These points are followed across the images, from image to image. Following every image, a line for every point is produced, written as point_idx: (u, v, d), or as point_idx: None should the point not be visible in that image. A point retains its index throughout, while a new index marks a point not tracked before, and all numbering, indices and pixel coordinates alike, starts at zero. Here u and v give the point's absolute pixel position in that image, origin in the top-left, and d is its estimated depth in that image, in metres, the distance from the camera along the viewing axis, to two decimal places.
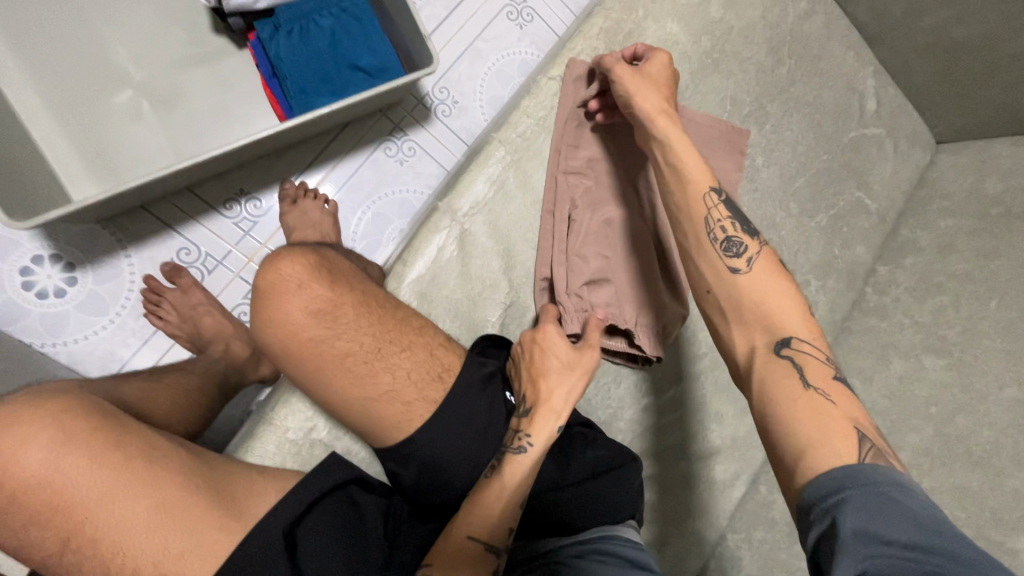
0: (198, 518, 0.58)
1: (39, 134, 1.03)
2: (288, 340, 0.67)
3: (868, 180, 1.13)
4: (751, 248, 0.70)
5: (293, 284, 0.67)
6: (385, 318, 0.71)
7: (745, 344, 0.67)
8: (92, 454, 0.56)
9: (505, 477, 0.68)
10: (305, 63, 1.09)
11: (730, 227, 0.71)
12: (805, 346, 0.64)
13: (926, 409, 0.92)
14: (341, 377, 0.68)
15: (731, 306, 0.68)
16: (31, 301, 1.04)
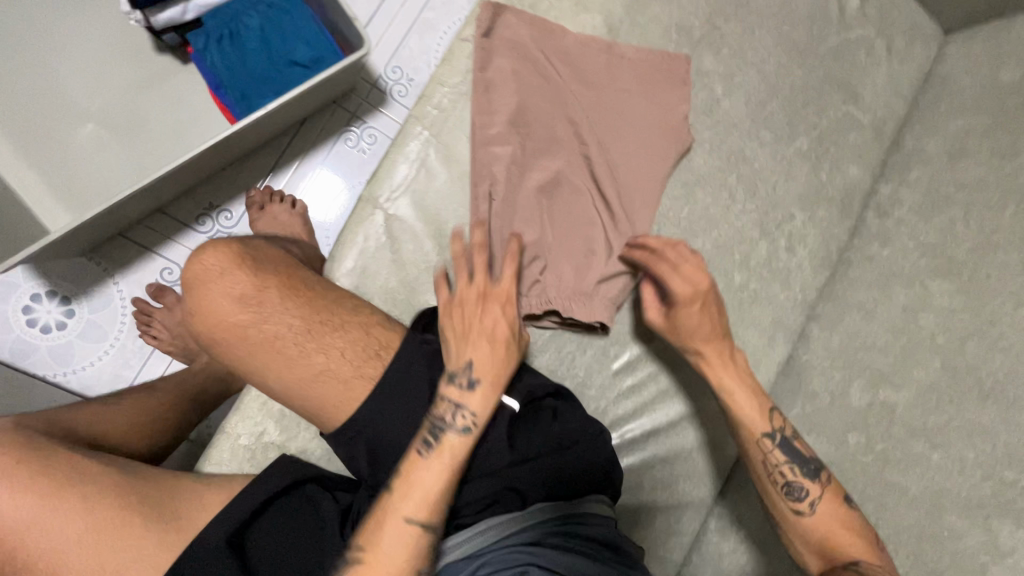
0: (134, 535, 0.62)
1: (11, 176, 1.07)
2: (212, 326, 0.66)
3: (858, 89, 1.00)
4: (814, 492, 0.72)
5: (214, 271, 0.65)
6: (314, 300, 0.68)
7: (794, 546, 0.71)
8: (29, 483, 0.62)
9: (445, 457, 0.65)
10: (243, 67, 1.08)
11: (790, 473, 0.73)
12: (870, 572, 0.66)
13: (933, 340, 0.82)
14: (274, 359, 0.66)
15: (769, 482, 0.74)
16: (37, 336, 1.12)
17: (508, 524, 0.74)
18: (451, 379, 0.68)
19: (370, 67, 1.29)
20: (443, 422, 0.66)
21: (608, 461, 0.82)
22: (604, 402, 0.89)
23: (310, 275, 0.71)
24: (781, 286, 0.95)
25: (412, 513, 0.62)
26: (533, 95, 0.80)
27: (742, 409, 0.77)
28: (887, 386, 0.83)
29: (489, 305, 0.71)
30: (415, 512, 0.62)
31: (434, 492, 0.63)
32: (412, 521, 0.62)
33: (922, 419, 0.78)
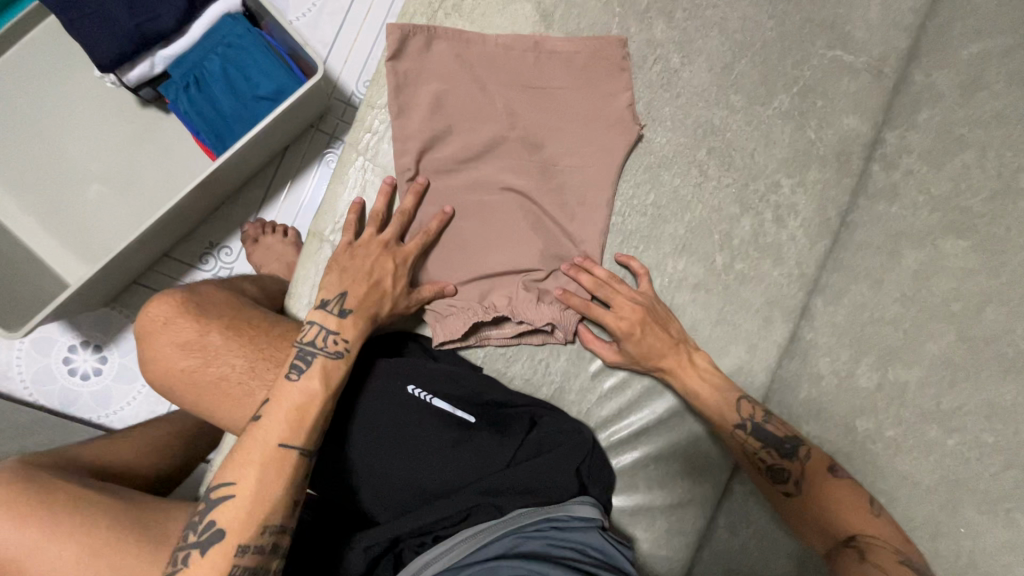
0: (126, 555, 0.67)
1: (30, 240, 1.17)
2: (166, 378, 0.72)
3: (845, 29, 0.88)
4: (796, 471, 0.73)
5: (160, 323, 0.71)
6: (258, 339, 0.73)
7: (816, 537, 0.70)
8: (25, 517, 0.66)
9: (312, 382, 0.68)
10: (213, 109, 1.12)
11: (769, 456, 0.76)
12: (873, 542, 0.65)
13: (947, 309, 0.72)
14: (224, 402, 0.71)
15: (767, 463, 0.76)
16: (79, 383, 1.23)
17: (481, 534, 0.70)
18: (324, 306, 0.72)
19: (342, 85, 1.30)
20: (313, 344, 0.70)
21: (590, 465, 0.80)
22: (586, 404, 0.87)
23: (257, 315, 0.76)
24: (772, 262, 0.87)
25: (280, 440, 0.65)
26: (465, 108, 0.79)
27: (710, 407, 0.80)
28: (896, 363, 0.74)
29: (368, 247, 0.74)
30: (282, 439, 0.65)
31: (304, 420, 0.67)
32: (281, 444, 0.65)
33: (936, 400, 0.69)
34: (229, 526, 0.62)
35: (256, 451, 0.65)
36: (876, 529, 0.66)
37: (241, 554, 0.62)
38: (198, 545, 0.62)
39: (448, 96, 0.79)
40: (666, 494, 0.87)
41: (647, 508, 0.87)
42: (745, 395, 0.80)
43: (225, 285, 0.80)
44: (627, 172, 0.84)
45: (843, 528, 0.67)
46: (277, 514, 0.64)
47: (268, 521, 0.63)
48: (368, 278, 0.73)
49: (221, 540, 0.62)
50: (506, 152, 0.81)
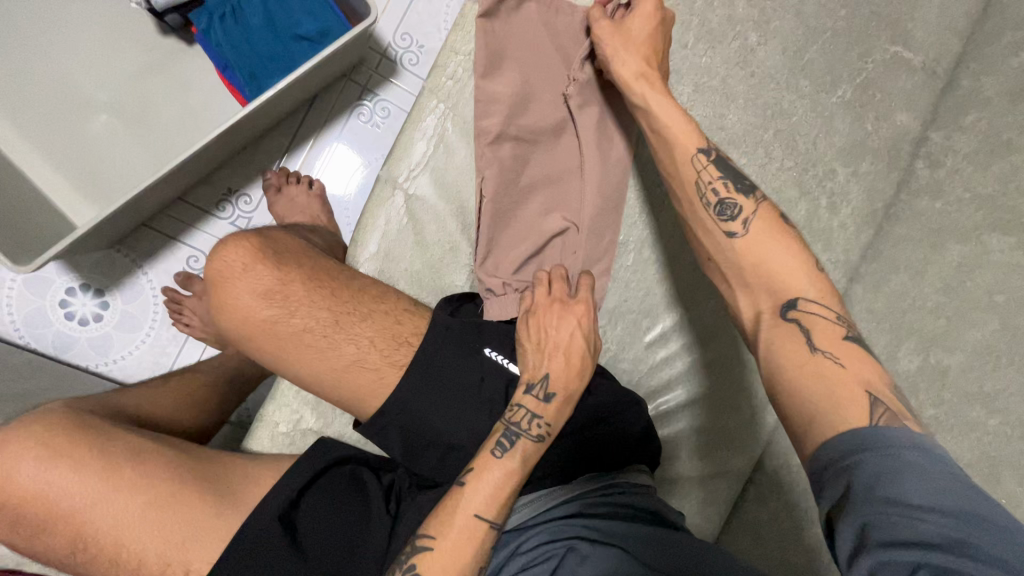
0: (191, 509, 0.64)
1: (30, 169, 1.07)
2: (240, 324, 0.67)
3: (907, 27, 0.91)
4: (747, 209, 0.66)
5: (239, 268, 0.66)
6: (339, 291, 0.69)
7: (749, 310, 0.64)
8: (82, 464, 0.62)
9: (518, 459, 0.65)
10: (249, 46, 1.06)
11: (722, 188, 0.67)
12: (812, 307, 0.60)
13: (990, 299, 0.77)
14: (304, 354, 0.67)
15: (731, 271, 0.66)
16: (75, 329, 1.14)
17: (542, 499, 0.74)
18: (529, 388, 0.67)
19: (378, 35, 1.24)
20: (518, 425, 0.66)
21: (650, 434, 0.81)
22: (637, 374, 0.89)
23: (334, 266, 0.71)
24: (822, 248, 0.90)
25: (480, 508, 0.62)
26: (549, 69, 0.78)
27: (705, 225, 0.67)
28: (939, 348, 0.79)
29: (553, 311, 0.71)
30: (478, 509, 0.62)
31: (501, 494, 0.63)
32: (477, 514, 0.62)
33: (979, 383, 0.75)
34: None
35: (456, 514, 0.62)
36: (824, 295, 0.61)
37: None
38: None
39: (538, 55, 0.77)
40: (705, 465, 0.90)
41: (685, 478, 0.90)
42: (762, 196, 0.67)
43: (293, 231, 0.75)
44: None
45: (786, 290, 0.62)
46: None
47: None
48: (565, 351, 0.69)
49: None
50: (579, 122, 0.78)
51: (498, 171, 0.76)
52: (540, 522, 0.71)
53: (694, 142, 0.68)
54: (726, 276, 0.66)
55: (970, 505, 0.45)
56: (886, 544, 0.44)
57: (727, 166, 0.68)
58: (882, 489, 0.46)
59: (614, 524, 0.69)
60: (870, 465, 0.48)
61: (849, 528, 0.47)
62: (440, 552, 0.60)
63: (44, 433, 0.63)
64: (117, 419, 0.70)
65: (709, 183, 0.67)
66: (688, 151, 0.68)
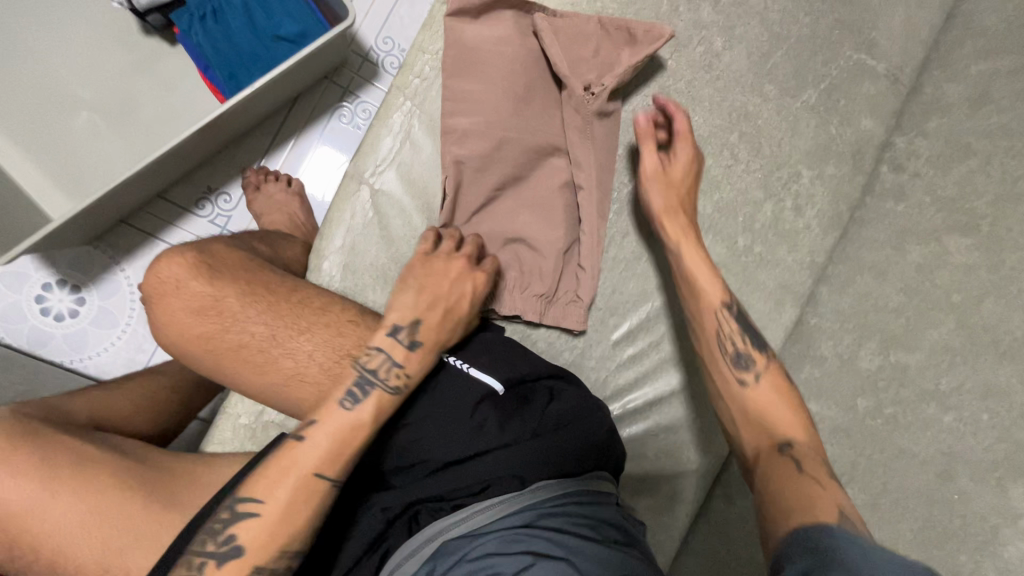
0: (133, 513, 0.62)
1: (11, 165, 1.08)
2: (178, 339, 0.67)
3: (871, 35, 0.93)
4: (760, 363, 0.74)
5: (171, 285, 0.66)
6: (278, 304, 0.68)
7: (752, 446, 0.70)
8: (30, 470, 0.61)
9: (376, 408, 0.65)
10: (229, 45, 1.07)
11: (739, 343, 0.75)
12: (802, 450, 0.67)
13: (948, 300, 0.78)
14: (241, 367, 0.67)
15: (743, 415, 0.72)
16: (50, 324, 1.14)
17: (503, 504, 0.70)
18: (394, 332, 0.67)
19: (360, 38, 1.26)
20: (374, 372, 0.66)
21: (613, 438, 0.80)
22: (604, 372, 0.89)
23: (273, 276, 0.70)
24: (787, 249, 0.91)
25: (321, 466, 0.62)
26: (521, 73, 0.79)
27: (710, 346, 0.77)
28: (899, 347, 0.80)
29: (449, 262, 0.72)
30: (317, 468, 0.62)
31: (344, 452, 0.63)
32: (316, 473, 0.61)
33: (935, 381, 0.76)
34: (248, 545, 0.59)
35: (291, 470, 0.61)
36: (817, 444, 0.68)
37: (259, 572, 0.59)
38: (212, 556, 0.59)
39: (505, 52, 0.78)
40: (673, 464, 0.90)
41: (654, 476, 0.90)
42: (773, 356, 0.76)
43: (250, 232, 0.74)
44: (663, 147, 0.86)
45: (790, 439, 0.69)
46: (300, 540, 0.61)
47: (290, 548, 0.61)
48: (440, 301, 0.69)
49: (236, 558, 0.59)
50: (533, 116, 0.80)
51: (467, 168, 0.78)
52: (492, 529, 0.69)
53: (718, 297, 0.77)
54: (730, 411, 0.74)
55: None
56: None
57: (744, 320, 0.77)
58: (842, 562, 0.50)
59: (571, 539, 0.67)
60: (840, 547, 0.53)
61: None
62: (266, 516, 0.60)
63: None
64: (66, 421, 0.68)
65: (727, 339, 0.76)
66: (711, 304, 0.77)
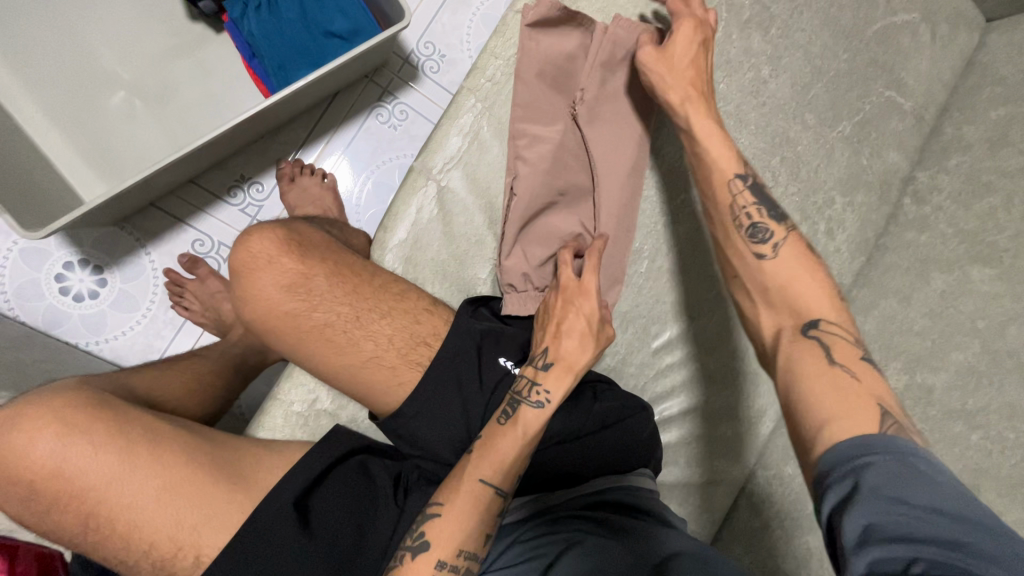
0: (205, 493, 0.62)
1: (41, 140, 1.06)
2: (264, 315, 0.67)
3: (900, 75, 1.00)
4: (778, 235, 0.70)
5: (263, 261, 0.66)
6: (361, 287, 0.70)
7: (770, 327, 0.67)
8: (100, 442, 0.60)
9: (521, 426, 0.66)
10: (280, 39, 1.08)
11: (756, 214, 0.71)
12: (833, 327, 0.63)
13: (973, 325, 0.83)
14: (324, 347, 0.68)
15: (757, 289, 0.69)
16: (69, 304, 1.11)
17: (546, 497, 0.77)
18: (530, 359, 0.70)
19: (402, 41, 1.28)
20: (520, 393, 0.68)
21: (654, 441, 0.84)
22: (643, 379, 0.92)
23: (356, 260, 0.71)
24: None
25: (485, 473, 0.64)
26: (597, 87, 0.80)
27: (721, 212, 0.73)
28: (925, 368, 0.85)
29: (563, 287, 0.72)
30: (482, 474, 0.64)
31: (507, 459, 0.64)
32: (482, 479, 0.63)
33: (961, 402, 0.80)
34: (435, 540, 0.60)
35: (463, 479, 0.63)
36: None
37: (440, 570, 0.59)
38: (409, 548, 0.61)
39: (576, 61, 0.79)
40: (703, 472, 0.93)
41: (683, 484, 0.92)
42: (794, 226, 0.71)
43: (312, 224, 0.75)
44: None
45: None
46: (473, 542, 0.61)
47: (464, 547, 0.61)
48: (560, 325, 0.70)
49: (425, 553, 0.60)
50: (600, 126, 0.80)
51: (531, 173, 0.79)
52: (541, 517, 0.75)
53: (732, 167, 0.73)
54: (750, 292, 0.69)
55: (968, 506, 0.46)
56: (887, 540, 0.45)
57: (760, 193, 0.72)
58: (892, 488, 0.48)
59: (613, 515, 0.73)
60: (878, 467, 0.50)
61: (856, 523, 0.46)
62: (445, 514, 0.62)
63: (60, 407, 0.61)
64: (127, 397, 0.68)
65: (743, 210, 0.71)
66: (725, 175, 0.72)
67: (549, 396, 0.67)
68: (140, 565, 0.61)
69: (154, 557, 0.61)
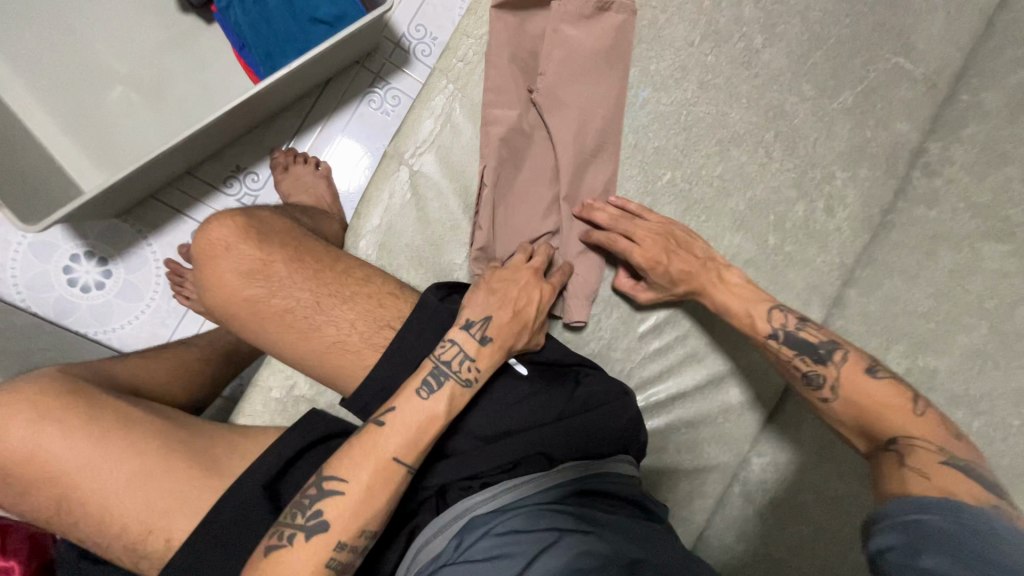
0: (175, 479, 0.65)
1: (43, 134, 1.09)
2: (225, 301, 0.71)
3: (909, 39, 0.93)
4: (830, 376, 0.72)
5: (221, 247, 0.70)
6: (323, 272, 0.73)
7: (862, 443, 0.69)
8: (74, 428, 0.64)
9: (445, 402, 0.67)
10: (267, 27, 1.08)
11: (802, 364, 0.74)
12: (915, 441, 0.64)
13: (980, 305, 0.79)
14: (287, 332, 0.71)
15: (836, 422, 0.72)
16: (77, 295, 1.15)
17: (529, 483, 0.73)
18: (467, 327, 0.70)
19: (393, 25, 1.27)
20: (449, 364, 0.68)
21: (636, 427, 0.83)
22: (629, 365, 0.89)
23: (319, 245, 0.75)
24: (817, 249, 0.91)
25: (399, 452, 0.64)
26: (561, 71, 0.80)
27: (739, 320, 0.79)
28: (928, 352, 0.80)
29: (518, 272, 0.75)
30: (397, 452, 0.64)
31: (423, 439, 0.65)
32: (395, 457, 0.64)
33: (965, 387, 0.76)
34: (334, 521, 0.61)
35: (371, 455, 0.63)
36: (923, 429, 0.65)
37: (338, 549, 0.60)
38: (302, 529, 0.61)
39: (551, 54, 0.79)
40: (693, 458, 0.91)
41: (672, 469, 0.91)
42: (776, 305, 0.78)
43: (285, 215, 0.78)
44: (699, 142, 0.85)
45: (886, 431, 0.66)
46: (375, 522, 0.62)
47: (366, 526, 0.62)
48: (512, 303, 0.72)
49: (321, 532, 0.60)
50: (569, 117, 0.80)
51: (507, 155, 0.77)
52: (518, 506, 0.71)
53: (761, 326, 0.77)
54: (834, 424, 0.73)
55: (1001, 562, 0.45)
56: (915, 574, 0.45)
57: (801, 336, 0.75)
58: None
59: (591, 514, 0.71)
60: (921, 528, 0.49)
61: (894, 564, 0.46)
62: (350, 493, 0.62)
63: (36, 394, 0.65)
64: (109, 385, 0.71)
65: (789, 363, 0.75)
66: (760, 331, 0.77)
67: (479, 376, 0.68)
68: (114, 546, 0.65)
69: (125, 540, 0.64)
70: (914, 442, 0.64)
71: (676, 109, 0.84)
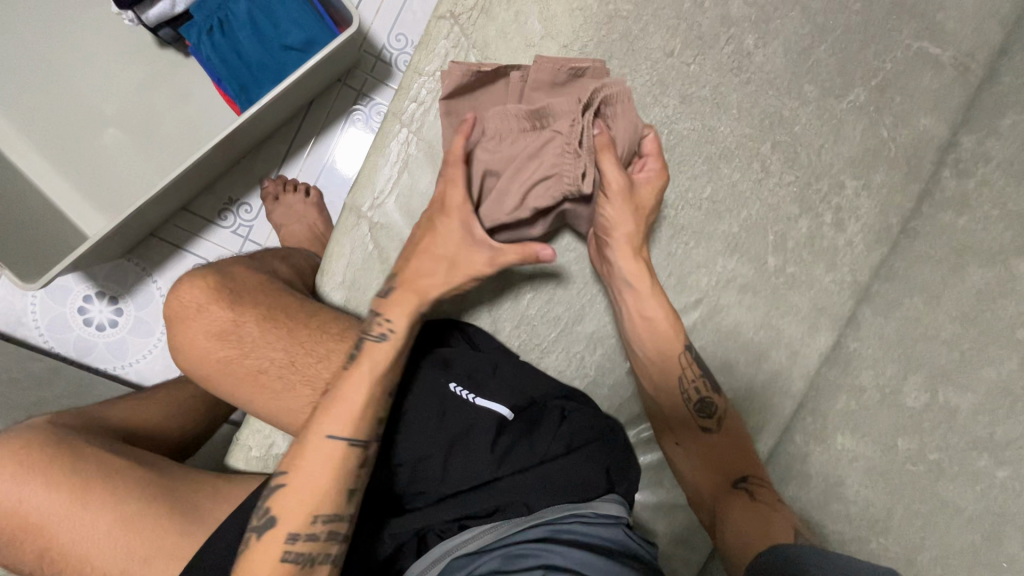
0: (156, 527, 0.68)
1: (42, 181, 1.12)
2: (199, 364, 0.71)
3: (936, 18, 0.81)
4: (722, 407, 0.77)
5: (194, 309, 0.70)
6: (296, 330, 0.72)
7: (711, 489, 0.75)
8: (57, 482, 0.68)
9: (366, 364, 0.68)
10: (238, 60, 1.06)
11: (703, 388, 0.77)
12: (759, 484, 0.73)
13: (1012, 334, 0.69)
14: (261, 393, 0.71)
15: (703, 456, 0.76)
16: (94, 334, 1.21)
17: (506, 526, 0.70)
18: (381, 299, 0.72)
19: (372, 38, 1.22)
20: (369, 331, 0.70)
21: (629, 463, 0.78)
22: (618, 400, 0.88)
23: (292, 301, 0.75)
24: (825, 267, 0.83)
25: (332, 428, 0.66)
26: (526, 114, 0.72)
27: (661, 335, 0.77)
28: (948, 386, 0.72)
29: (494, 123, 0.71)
30: (330, 430, 0.66)
31: (353, 409, 0.66)
32: (328, 435, 0.65)
33: (989, 429, 0.67)
34: (283, 513, 0.63)
35: (311, 441, 0.66)
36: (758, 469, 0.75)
37: (292, 541, 0.63)
38: (256, 528, 0.63)
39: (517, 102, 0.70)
40: None
41: (669, 505, 0.86)
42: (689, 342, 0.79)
43: (257, 268, 0.78)
44: (683, 163, 0.79)
45: (735, 470, 0.75)
46: (328, 506, 0.64)
47: (320, 513, 0.64)
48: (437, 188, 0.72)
49: (273, 527, 0.63)
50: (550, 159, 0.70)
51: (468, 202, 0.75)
52: (497, 546, 0.69)
53: (678, 345, 0.77)
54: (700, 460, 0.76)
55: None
56: None
57: (702, 366, 0.79)
58: None
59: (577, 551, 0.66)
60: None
61: None
62: (294, 483, 0.64)
63: (20, 446, 0.68)
64: (97, 432, 0.75)
65: (694, 383, 0.77)
66: (675, 352, 0.77)
67: (389, 326, 0.70)
68: None
69: None
70: (760, 484, 0.73)
71: (656, 129, 0.78)
